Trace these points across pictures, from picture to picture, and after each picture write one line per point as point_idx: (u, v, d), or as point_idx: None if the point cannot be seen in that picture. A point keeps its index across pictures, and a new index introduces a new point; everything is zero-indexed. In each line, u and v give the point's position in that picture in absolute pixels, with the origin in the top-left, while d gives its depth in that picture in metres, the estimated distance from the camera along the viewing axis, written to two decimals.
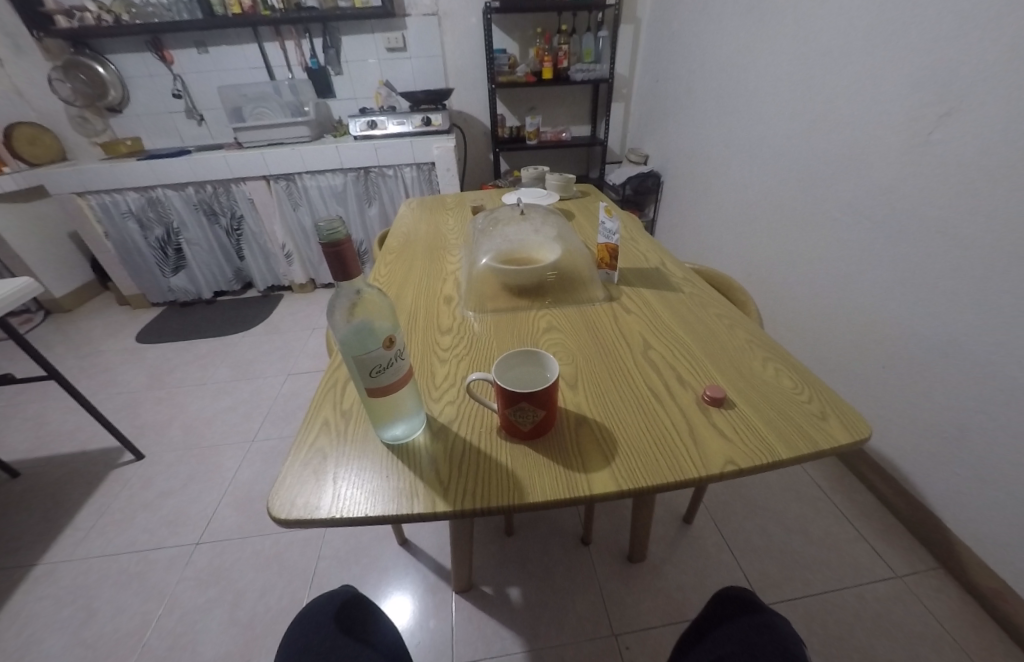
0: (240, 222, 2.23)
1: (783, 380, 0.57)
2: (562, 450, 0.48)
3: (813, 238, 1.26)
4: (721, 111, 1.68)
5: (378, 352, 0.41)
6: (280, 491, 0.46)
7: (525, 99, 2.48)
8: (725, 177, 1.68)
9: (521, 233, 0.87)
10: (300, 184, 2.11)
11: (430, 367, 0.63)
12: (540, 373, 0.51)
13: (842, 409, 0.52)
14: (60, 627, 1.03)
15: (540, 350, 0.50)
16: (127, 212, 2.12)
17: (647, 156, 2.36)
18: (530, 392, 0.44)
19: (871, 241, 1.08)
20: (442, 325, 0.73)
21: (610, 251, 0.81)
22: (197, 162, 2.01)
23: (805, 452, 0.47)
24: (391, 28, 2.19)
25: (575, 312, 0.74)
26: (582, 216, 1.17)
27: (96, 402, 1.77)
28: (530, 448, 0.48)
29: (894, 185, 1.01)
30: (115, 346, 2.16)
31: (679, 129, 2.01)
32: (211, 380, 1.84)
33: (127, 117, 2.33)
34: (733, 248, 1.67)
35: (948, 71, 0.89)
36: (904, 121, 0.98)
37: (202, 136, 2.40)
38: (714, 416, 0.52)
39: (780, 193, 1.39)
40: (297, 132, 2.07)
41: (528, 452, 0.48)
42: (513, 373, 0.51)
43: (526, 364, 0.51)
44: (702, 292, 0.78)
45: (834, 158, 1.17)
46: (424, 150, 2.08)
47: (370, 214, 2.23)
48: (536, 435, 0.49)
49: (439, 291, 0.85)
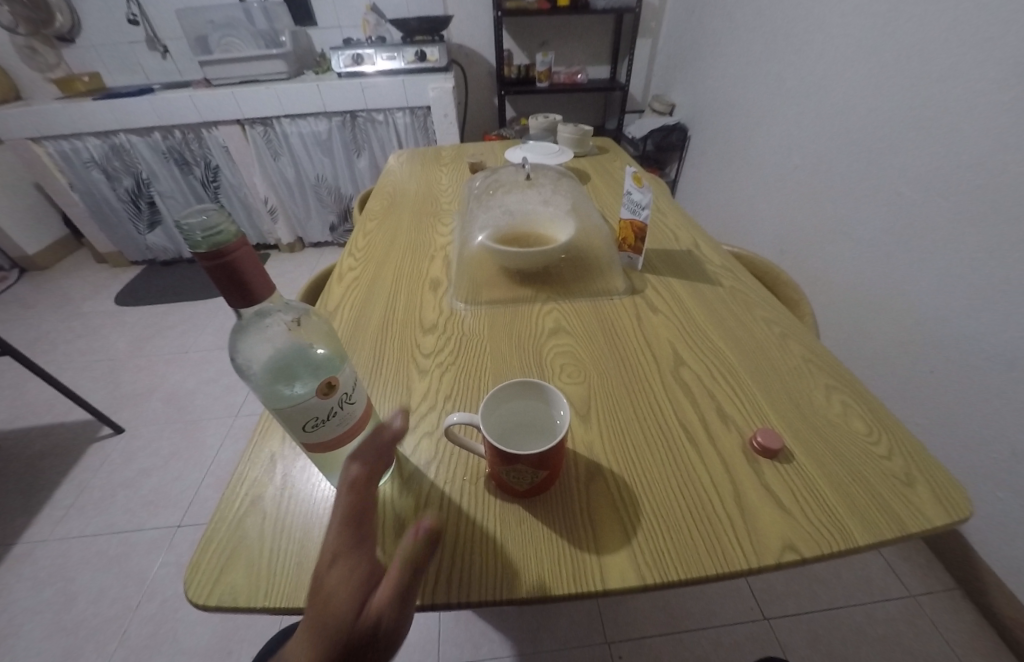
0: (216, 172, 2.03)
1: (853, 421, 0.45)
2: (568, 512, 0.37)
3: (862, 213, 1.09)
4: (768, 51, 1.42)
5: (309, 404, 0.28)
6: (201, 561, 0.35)
7: (536, 32, 2.17)
8: (764, 133, 1.46)
9: (525, 202, 0.72)
10: (280, 130, 1.88)
11: (407, 380, 0.50)
12: (544, 410, 0.39)
13: (932, 471, 0.40)
14: (38, 612, 0.99)
15: (544, 383, 0.38)
16: (89, 160, 1.93)
17: (674, 104, 2.09)
18: (531, 453, 0.32)
19: (936, 221, 0.91)
20: (424, 321, 0.59)
21: (635, 230, 0.66)
22: (161, 102, 1.78)
23: (888, 534, 0.35)
24: None
25: (589, 308, 0.61)
26: (599, 180, 1.00)
27: (74, 369, 1.68)
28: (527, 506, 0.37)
29: (980, 154, 0.82)
30: (93, 307, 2.04)
31: (714, 73, 1.75)
32: (193, 348, 1.73)
33: (81, 47, 2.07)
34: (765, 217, 1.48)
35: None
36: (1008, 70, 0.77)
37: (169, 71, 2.14)
38: (765, 470, 0.40)
39: (829, 156, 1.19)
40: (272, 67, 1.82)
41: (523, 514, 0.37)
42: (505, 410, 0.39)
43: (524, 398, 0.39)
44: (746, 288, 0.64)
45: (906, 116, 0.97)
46: (418, 92, 1.82)
47: (359, 165, 2.02)
48: (535, 492, 0.38)
49: (425, 273, 0.70)
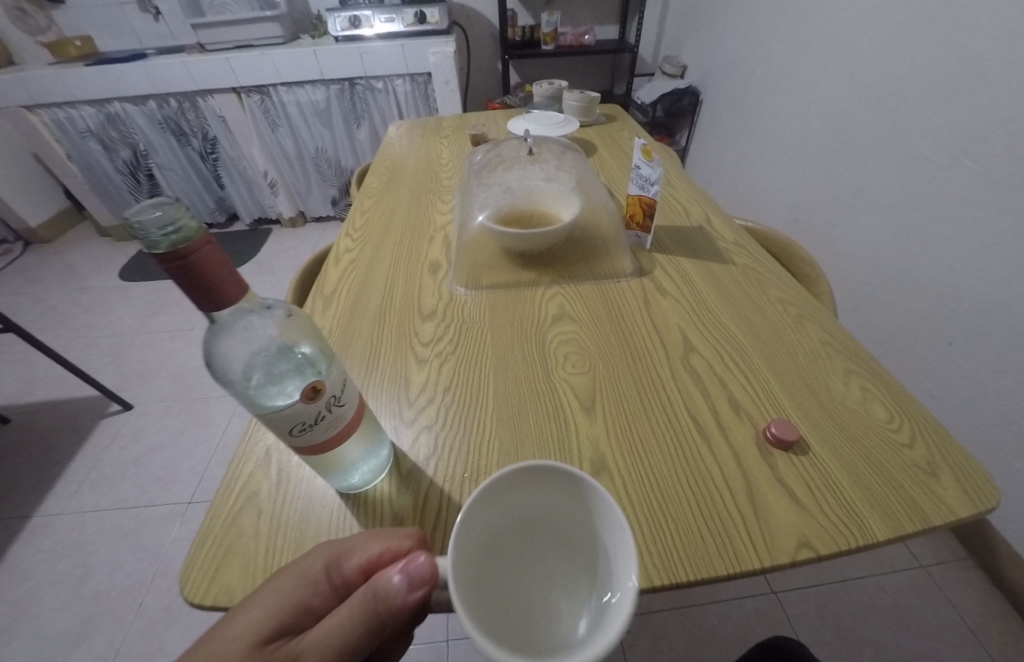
0: (214, 144, 1.97)
1: (872, 407, 0.42)
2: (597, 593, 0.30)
3: (884, 183, 1.02)
4: (788, 5, 1.31)
5: (292, 410, 0.26)
6: (197, 560, 0.35)
7: None
8: (782, 99, 1.37)
9: (527, 179, 0.68)
10: (277, 99, 1.81)
11: (404, 372, 0.49)
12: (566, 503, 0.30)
13: (955, 458, 0.38)
14: (60, 581, 1.03)
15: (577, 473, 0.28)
16: (86, 130, 1.88)
17: (686, 66, 1.97)
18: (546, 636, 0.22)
19: (968, 189, 0.84)
20: (423, 307, 0.57)
21: (644, 206, 0.61)
22: (153, 68, 1.71)
23: (909, 528, 0.34)
24: None
25: (594, 291, 0.58)
26: (606, 151, 0.94)
27: (83, 346, 1.70)
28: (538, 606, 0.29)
29: (1016, 115, 0.76)
30: (98, 283, 2.03)
31: (729, 30, 1.63)
32: (197, 325, 1.73)
33: (70, 10, 2.00)
34: (779, 190, 1.41)
35: None
36: None
37: (162, 35, 2.07)
38: (779, 463, 0.38)
39: (850, 121, 1.11)
40: (267, 31, 1.74)
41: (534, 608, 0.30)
42: (519, 499, 0.30)
43: (542, 488, 0.30)
44: (759, 265, 0.61)
45: (937, 75, 0.89)
46: (418, 56, 1.73)
47: (360, 136, 1.94)
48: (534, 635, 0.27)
49: (424, 255, 0.67)
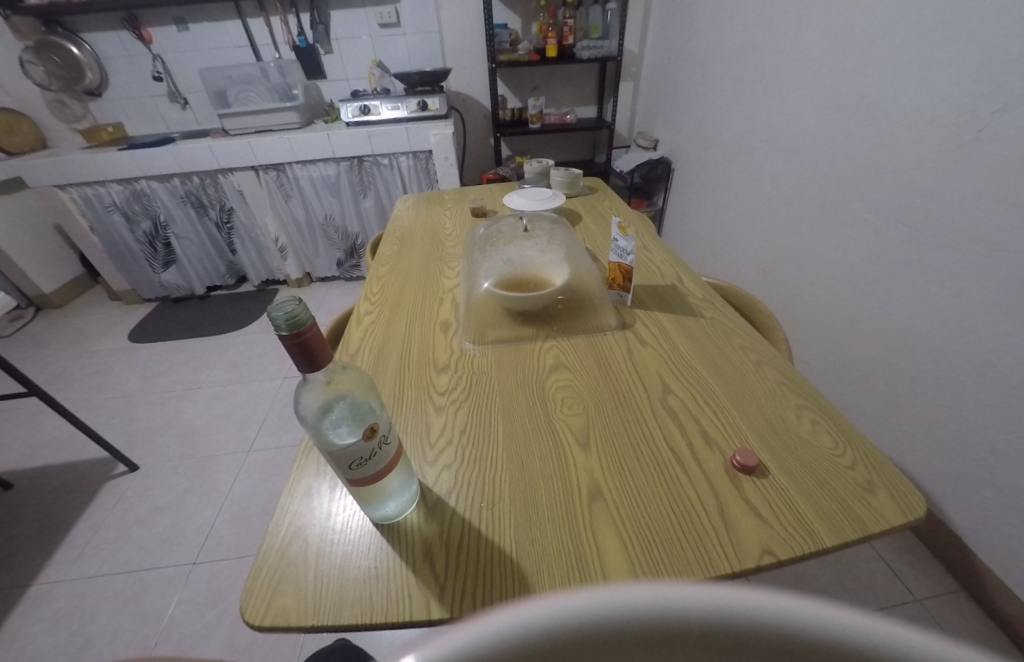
0: (230, 215, 2.14)
1: (821, 436, 0.51)
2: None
3: (835, 242, 1.17)
4: (738, 94, 1.55)
5: (356, 446, 0.34)
6: (254, 587, 0.41)
7: (527, 78, 2.34)
8: (742, 170, 1.57)
9: (523, 251, 0.80)
10: (292, 175, 2.01)
11: (425, 418, 0.56)
12: None
13: (889, 478, 0.46)
14: (58, 653, 1.01)
15: None
16: (111, 205, 2.04)
17: (657, 140, 2.23)
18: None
19: (902, 248, 0.99)
20: (437, 361, 0.66)
21: (623, 272, 0.73)
22: (181, 151, 1.90)
23: (853, 536, 0.41)
24: (383, 2, 2.05)
25: (585, 343, 0.68)
26: (589, 220, 1.09)
27: (89, 408, 1.73)
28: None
29: (931, 188, 0.92)
30: (107, 346, 2.10)
31: (691, 112, 1.89)
32: (205, 384, 1.79)
33: (107, 102, 2.25)
34: (747, 246, 1.58)
35: (1001, 61, 0.79)
36: (949, 111, 0.88)
37: (188, 121, 2.31)
38: (745, 486, 0.46)
39: (800, 188, 1.29)
40: (286, 119, 1.97)
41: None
42: None
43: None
44: (724, 317, 0.72)
45: (866, 155, 1.07)
46: (420, 137, 1.95)
47: (366, 205, 2.13)
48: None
49: (435, 315, 0.77)
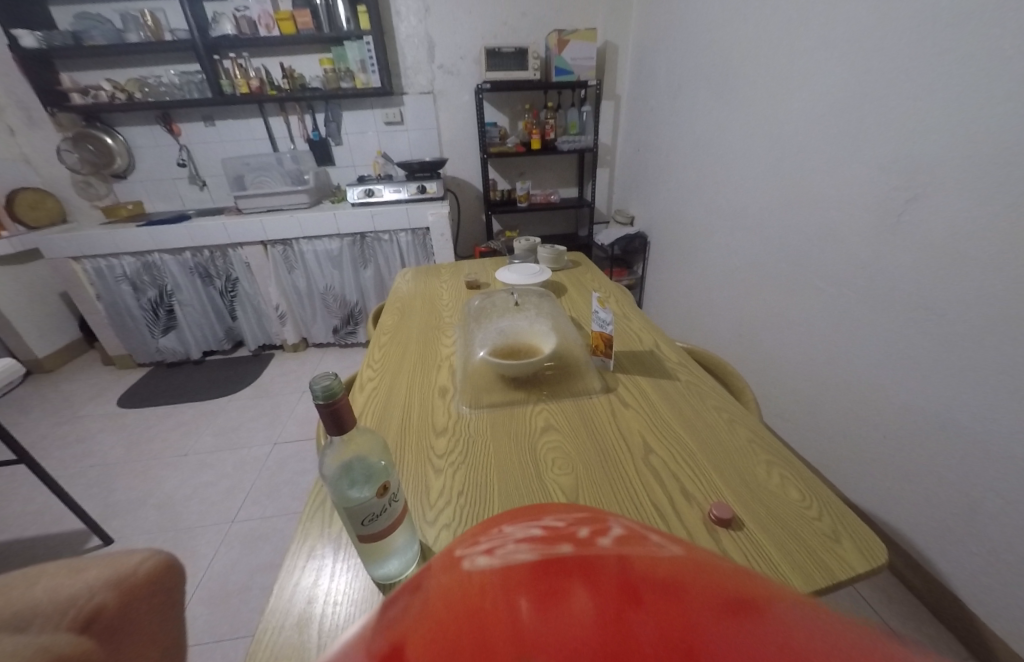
0: (235, 284, 2.25)
1: (790, 490, 0.56)
2: (653, 547, 0.21)
3: (799, 309, 1.29)
4: (699, 182, 1.77)
5: (370, 501, 0.39)
6: (258, 651, 0.42)
7: (516, 166, 2.62)
8: (710, 246, 1.74)
9: (514, 322, 0.89)
10: (298, 249, 2.15)
11: (425, 480, 0.60)
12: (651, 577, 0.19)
13: (854, 527, 0.51)
14: None
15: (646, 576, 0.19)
16: (121, 275, 2.14)
17: (633, 217, 2.47)
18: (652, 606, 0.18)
19: (858, 314, 1.11)
20: (436, 424, 0.71)
21: (604, 339, 0.81)
22: (196, 228, 2.05)
23: (821, 584, 0.45)
24: (390, 105, 2.36)
25: (573, 406, 0.74)
26: (573, 291, 1.20)
27: (68, 477, 1.67)
28: (447, 566, 0.22)
29: (871, 262, 1.06)
30: (94, 411, 2.07)
31: (660, 195, 2.13)
32: (192, 451, 1.76)
33: (130, 183, 2.44)
34: (721, 312, 1.71)
35: (907, 163, 0.96)
36: (873, 199, 1.04)
37: (203, 200, 2.51)
38: (723, 538, 0.50)
39: (761, 262, 1.44)
40: (297, 200, 2.16)
41: (453, 564, 0.22)
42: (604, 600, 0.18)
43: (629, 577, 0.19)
44: (699, 380, 0.79)
45: (813, 235, 1.23)
46: (419, 216, 2.15)
47: (365, 276, 2.26)
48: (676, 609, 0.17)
49: (434, 382, 0.83)
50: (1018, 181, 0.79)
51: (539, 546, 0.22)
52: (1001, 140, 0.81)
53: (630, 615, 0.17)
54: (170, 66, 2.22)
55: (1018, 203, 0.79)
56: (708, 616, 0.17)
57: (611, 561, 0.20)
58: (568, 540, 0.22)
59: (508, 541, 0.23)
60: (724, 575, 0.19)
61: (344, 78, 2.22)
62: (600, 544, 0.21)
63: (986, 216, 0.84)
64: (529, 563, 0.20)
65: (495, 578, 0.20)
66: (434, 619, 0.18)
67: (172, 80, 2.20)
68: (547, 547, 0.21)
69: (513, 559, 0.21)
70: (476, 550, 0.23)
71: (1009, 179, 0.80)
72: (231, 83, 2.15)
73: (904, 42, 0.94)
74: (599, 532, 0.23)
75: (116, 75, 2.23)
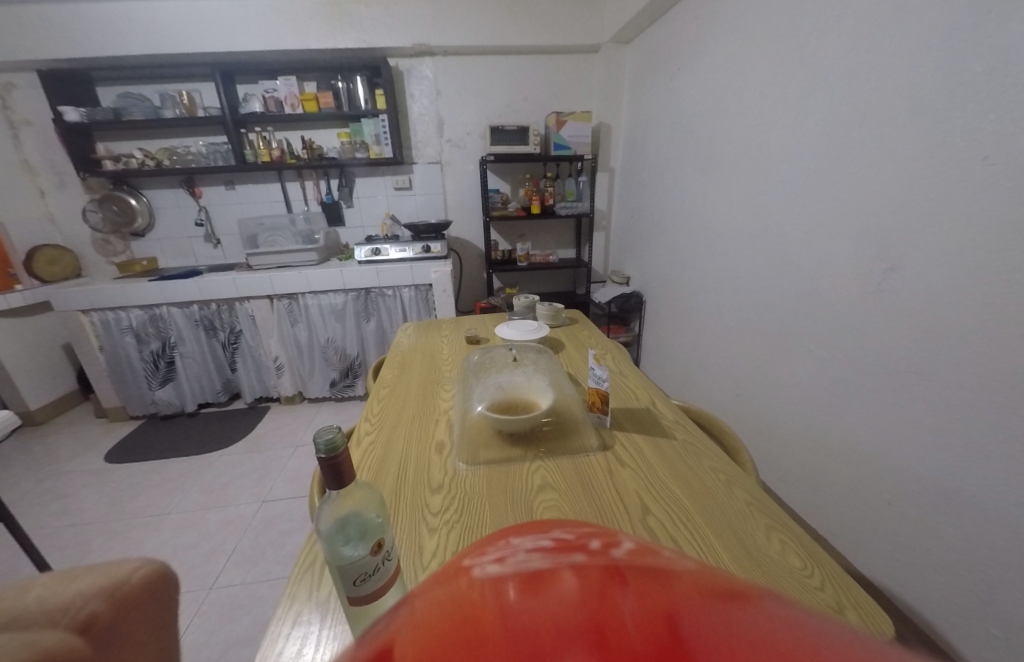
0: (238, 336, 2.29)
1: (790, 556, 0.55)
2: (661, 559, 0.23)
3: (794, 368, 1.32)
4: (690, 245, 1.88)
5: (364, 559, 0.39)
6: None
7: (516, 228, 2.79)
8: (702, 303, 1.81)
9: (512, 378, 0.91)
10: (302, 304, 2.22)
11: (418, 540, 0.59)
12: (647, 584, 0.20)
13: (857, 600, 0.49)
14: None
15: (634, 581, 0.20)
16: (126, 327, 2.18)
17: (629, 276, 2.57)
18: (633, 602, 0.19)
19: (851, 375, 1.13)
20: (432, 482, 0.70)
21: (601, 396, 0.83)
22: (206, 283, 2.13)
23: None
24: (400, 173, 2.57)
25: (570, 464, 0.73)
26: (572, 348, 1.23)
27: (41, 537, 1.59)
28: (457, 574, 0.23)
29: (859, 325, 1.10)
30: (80, 466, 2.01)
31: (654, 256, 2.24)
32: (176, 510, 1.69)
33: (148, 240, 2.57)
34: (716, 368, 1.73)
35: (881, 236, 1.04)
36: (854, 268, 1.11)
37: (216, 257, 2.63)
38: None
39: (753, 321, 1.50)
40: (306, 258, 2.26)
41: (459, 572, 0.24)
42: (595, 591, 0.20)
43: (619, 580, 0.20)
44: (696, 439, 0.79)
45: (801, 297, 1.28)
46: (423, 273, 2.24)
47: (367, 329, 2.31)
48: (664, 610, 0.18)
49: (431, 437, 0.83)
50: (989, 255, 0.84)
51: (546, 555, 0.23)
52: (966, 219, 0.87)
53: (625, 605, 0.19)
54: (200, 138, 2.43)
55: (992, 276, 0.84)
56: (699, 603, 0.18)
57: (622, 568, 0.21)
58: (580, 550, 0.23)
59: (518, 551, 0.24)
60: (724, 586, 0.20)
61: (359, 149, 2.41)
62: (613, 554, 0.23)
63: (960, 286, 0.89)
64: (539, 565, 0.22)
65: (503, 577, 0.21)
66: (441, 612, 0.20)
67: (200, 150, 2.40)
68: (559, 555, 0.23)
69: (526, 566, 0.22)
70: (486, 559, 0.24)
71: (979, 254, 0.86)
72: (254, 153, 2.34)
73: (866, 134, 1.06)
74: (610, 546, 0.24)
75: (147, 145, 2.43)
